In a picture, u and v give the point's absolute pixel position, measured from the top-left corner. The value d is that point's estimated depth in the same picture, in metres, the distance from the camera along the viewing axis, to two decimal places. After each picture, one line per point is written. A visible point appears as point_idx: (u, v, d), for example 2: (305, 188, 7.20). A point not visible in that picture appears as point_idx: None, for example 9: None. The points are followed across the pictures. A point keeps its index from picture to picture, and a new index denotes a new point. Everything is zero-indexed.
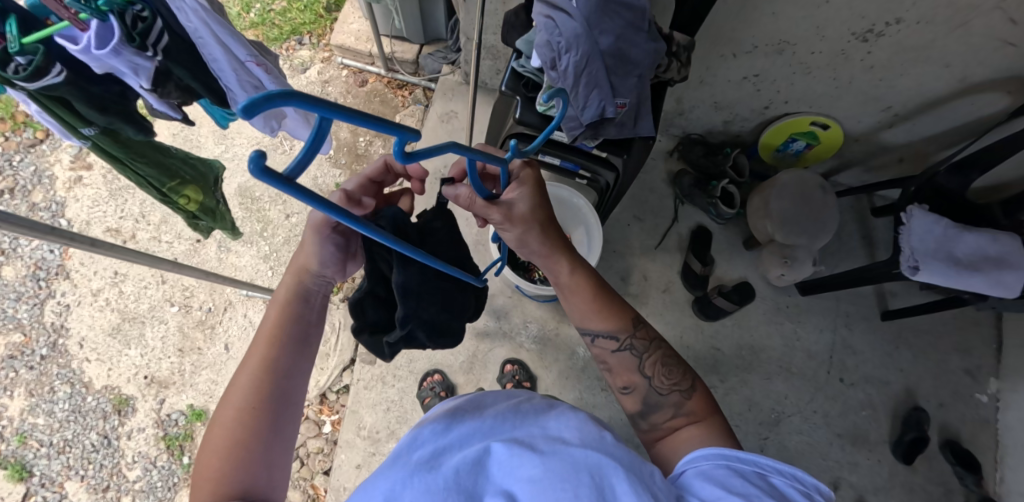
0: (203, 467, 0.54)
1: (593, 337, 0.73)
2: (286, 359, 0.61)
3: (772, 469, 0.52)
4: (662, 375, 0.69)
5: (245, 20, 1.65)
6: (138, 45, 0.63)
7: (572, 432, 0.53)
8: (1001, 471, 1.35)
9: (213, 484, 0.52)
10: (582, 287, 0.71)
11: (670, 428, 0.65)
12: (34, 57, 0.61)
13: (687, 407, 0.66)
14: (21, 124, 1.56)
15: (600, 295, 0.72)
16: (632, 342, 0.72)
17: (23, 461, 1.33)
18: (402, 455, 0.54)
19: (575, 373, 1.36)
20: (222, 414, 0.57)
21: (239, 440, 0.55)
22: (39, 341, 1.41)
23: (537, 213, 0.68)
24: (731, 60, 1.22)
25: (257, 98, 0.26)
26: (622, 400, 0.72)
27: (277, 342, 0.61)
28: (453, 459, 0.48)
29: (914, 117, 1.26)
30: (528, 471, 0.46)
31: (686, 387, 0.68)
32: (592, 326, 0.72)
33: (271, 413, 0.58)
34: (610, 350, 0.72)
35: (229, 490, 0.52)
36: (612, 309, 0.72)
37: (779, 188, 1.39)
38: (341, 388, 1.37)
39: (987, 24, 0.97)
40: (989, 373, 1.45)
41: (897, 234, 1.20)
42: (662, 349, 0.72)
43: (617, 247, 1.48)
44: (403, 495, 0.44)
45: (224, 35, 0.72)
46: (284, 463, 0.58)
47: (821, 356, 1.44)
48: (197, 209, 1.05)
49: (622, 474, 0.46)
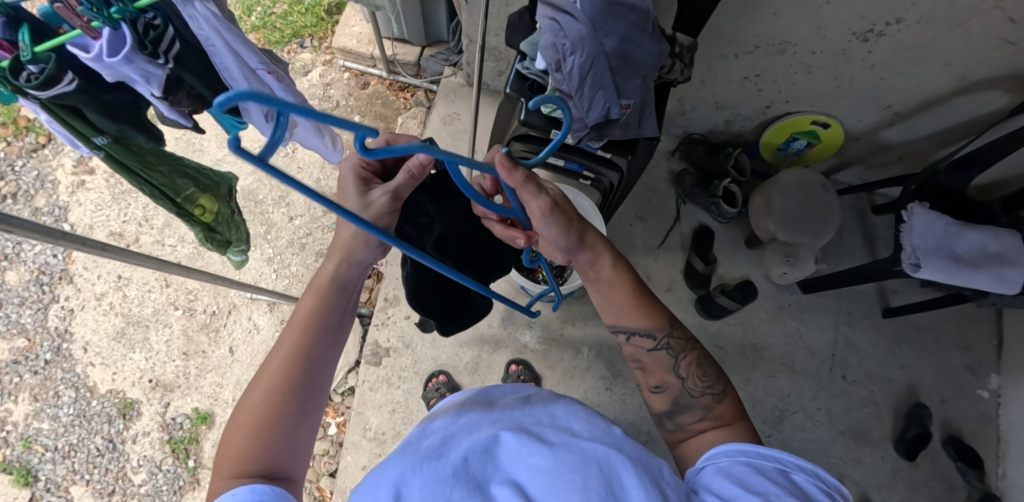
0: (228, 443, 0.53)
1: (627, 335, 0.70)
2: (318, 342, 0.60)
3: (794, 465, 0.51)
4: (696, 377, 0.67)
5: (247, 23, 1.65)
6: (149, 53, 0.64)
7: (580, 423, 0.53)
8: (1003, 466, 1.36)
9: (236, 461, 0.51)
10: (619, 279, 0.69)
11: (697, 430, 0.63)
12: (46, 65, 0.60)
13: (716, 411, 0.64)
14: (23, 129, 1.56)
15: (638, 286, 0.70)
16: (669, 341, 0.68)
17: (28, 466, 1.33)
18: (412, 442, 0.53)
19: (580, 372, 1.37)
20: (252, 393, 0.56)
21: (265, 422, 0.54)
22: (43, 345, 1.41)
23: (567, 206, 0.64)
24: (732, 60, 1.22)
25: (227, 95, 0.30)
26: (650, 399, 0.70)
27: (312, 324, 0.60)
28: (463, 446, 0.48)
29: (914, 115, 1.27)
30: (537, 461, 0.46)
31: (718, 390, 0.66)
32: (630, 323, 0.69)
33: (299, 398, 0.56)
34: (646, 349, 0.69)
35: (252, 469, 0.51)
36: (650, 300, 0.70)
37: (781, 187, 1.40)
38: (345, 390, 1.38)
39: (986, 23, 0.98)
40: (990, 369, 1.46)
41: (899, 232, 1.20)
42: (697, 350, 0.69)
43: (620, 247, 1.48)
44: (412, 482, 0.43)
45: (236, 43, 0.72)
46: (306, 447, 0.57)
47: (824, 354, 1.45)
48: (213, 220, 1.05)
49: (630, 467, 0.46)
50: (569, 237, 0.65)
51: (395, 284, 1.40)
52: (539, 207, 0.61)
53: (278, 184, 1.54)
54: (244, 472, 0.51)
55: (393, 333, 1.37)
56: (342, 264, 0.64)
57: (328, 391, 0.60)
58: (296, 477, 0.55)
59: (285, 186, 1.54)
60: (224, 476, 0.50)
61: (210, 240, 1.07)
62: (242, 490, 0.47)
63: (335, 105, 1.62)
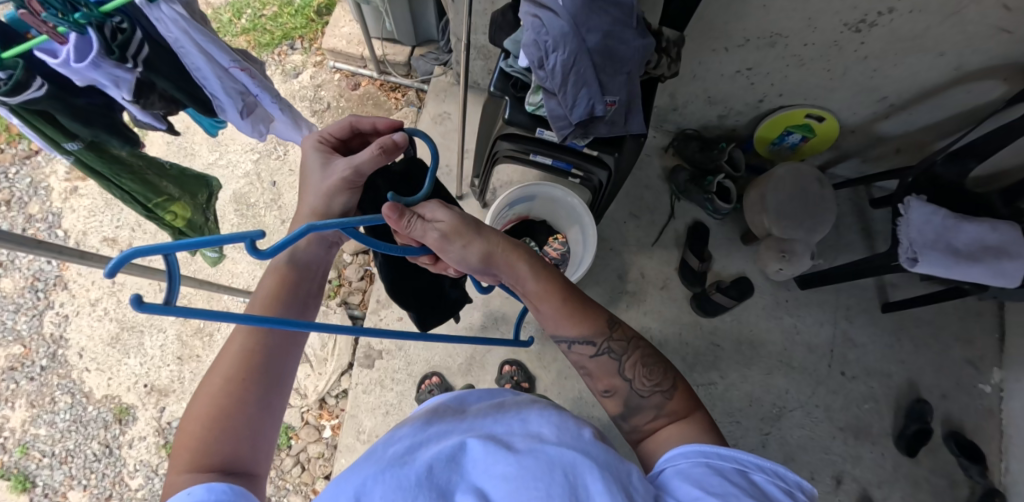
0: (185, 437, 0.50)
1: (566, 344, 0.66)
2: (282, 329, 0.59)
3: (753, 465, 0.50)
4: (643, 376, 0.64)
5: (236, 26, 1.65)
6: (117, 57, 0.65)
7: (551, 428, 0.52)
8: (1006, 462, 1.34)
9: (192, 455, 0.49)
10: (548, 292, 0.64)
11: (651, 431, 0.61)
12: (14, 71, 0.61)
13: (668, 408, 0.61)
14: (16, 136, 1.57)
15: (568, 296, 0.65)
16: (610, 345, 0.65)
17: (26, 472, 1.33)
18: (381, 447, 0.52)
19: (574, 372, 1.36)
20: (208, 383, 0.54)
21: (226, 409, 0.52)
22: (39, 352, 1.42)
23: (458, 232, 0.62)
24: (723, 54, 1.21)
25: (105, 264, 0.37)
26: (605, 403, 0.68)
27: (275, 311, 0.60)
28: (429, 454, 0.48)
29: (910, 107, 1.26)
30: (502, 468, 0.45)
31: (668, 387, 0.63)
32: (564, 333, 0.66)
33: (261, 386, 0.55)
34: (588, 356, 0.66)
35: (211, 464, 0.49)
36: (581, 308, 0.65)
37: (774, 182, 1.38)
38: (339, 392, 1.37)
39: (980, 11, 0.96)
40: (992, 362, 1.44)
41: (896, 226, 1.19)
42: (641, 348, 0.66)
43: (613, 245, 1.47)
44: (372, 490, 0.43)
45: (206, 43, 0.72)
46: (269, 440, 0.55)
47: (822, 349, 1.43)
48: (184, 226, 1.04)
49: (597, 473, 0.45)
50: (471, 262, 0.64)
51: None
52: (431, 240, 0.62)
53: (271, 187, 1.54)
54: (201, 463, 0.48)
55: (386, 335, 1.36)
56: (301, 242, 0.66)
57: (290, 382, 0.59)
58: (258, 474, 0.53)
59: (277, 189, 1.54)
60: (179, 470, 0.48)
61: None
62: (198, 488, 0.45)
63: (326, 107, 1.61)
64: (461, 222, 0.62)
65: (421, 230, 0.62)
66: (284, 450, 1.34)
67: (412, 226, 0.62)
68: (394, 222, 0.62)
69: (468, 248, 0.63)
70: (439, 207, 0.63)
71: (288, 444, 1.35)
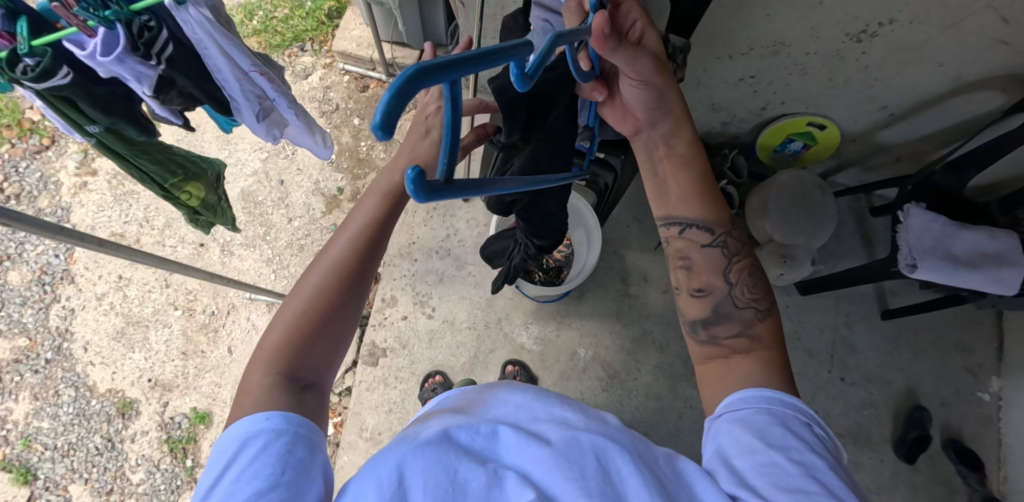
0: (259, 347, 0.54)
1: (683, 226, 0.69)
2: (363, 252, 0.59)
3: (811, 416, 0.55)
4: (745, 287, 0.67)
5: (248, 27, 1.69)
6: (141, 54, 0.67)
7: (575, 415, 0.54)
8: (1004, 470, 1.35)
9: (280, 354, 0.53)
10: (697, 163, 0.68)
11: (729, 347, 0.63)
12: (43, 58, 0.64)
13: (756, 329, 0.64)
14: (27, 131, 1.60)
15: (708, 178, 0.68)
16: (726, 240, 0.68)
17: (27, 465, 1.34)
18: (411, 430, 0.53)
19: (576, 373, 1.37)
20: (308, 276, 0.58)
21: (315, 313, 0.56)
22: (44, 345, 1.43)
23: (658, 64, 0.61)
24: (727, 61, 1.22)
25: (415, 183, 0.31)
26: (687, 301, 0.69)
27: (364, 233, 0.60)
28: (462, 429, 0.49)
29: (910, 116, 1.28)
30: (534, 452, 0.47)
31: (763, 307, 0.66)
32: (689, 214, 0.68)
33: (345, 299, 0.58)
34: (700, 245, 0.68)
35: (290, 365, 0.54)
36: (713, 197, 0.68)
37: (777, 189, 1.40)
38: (343, 390, 1.40)
39: (979, 23, 0.97)
40: (991, 371, 1.44)
41: (895, 232, 1.20)
42: (751, 261, 0.69)
43: (617, 248, 1.48)
44: (414, 463, 0.44)
45: (229, 48, 0.75)
46: (341, 350, 0.59)
47: (822, 355, 1.45)
48: (199, 205, 1.09)
49: (627, 458, 0.47)
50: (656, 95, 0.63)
51: (392, 285, 1.42)
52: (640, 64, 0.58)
53: (278, 186, 1.56)
54: (283, 364, 0.53)
55: (390, 334, 1.38)
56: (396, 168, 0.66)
57: (366, 304, 0.60)
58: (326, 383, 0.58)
59: (284, 188, 1.56)
60: (263, 365, 0.53)
61: (195, 221, 1.13)
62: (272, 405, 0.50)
63: (335, 108, 1.64)
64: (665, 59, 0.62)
65: (627, 54, 0.56)
66: None
67: (618, 48, 0.55)
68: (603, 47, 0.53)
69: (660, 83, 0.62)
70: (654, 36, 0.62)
71: None
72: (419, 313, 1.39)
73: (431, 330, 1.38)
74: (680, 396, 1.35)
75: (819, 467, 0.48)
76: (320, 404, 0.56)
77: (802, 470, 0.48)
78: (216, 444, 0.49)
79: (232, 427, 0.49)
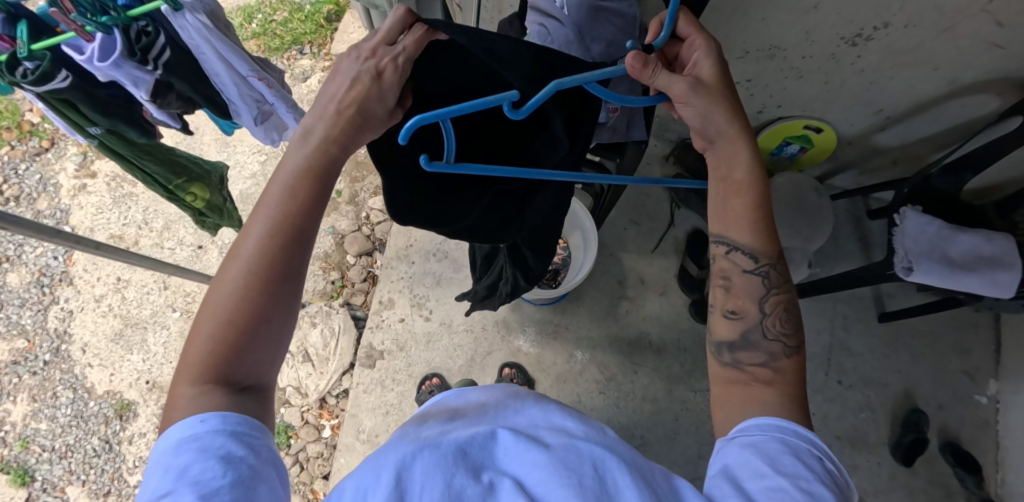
0: (188, 346, 0.51)
1: (727, 247, 0.65)
2: (279, 245, 0.51)
3: (824, 451, 0.53)
4: (777, 319, 0.64)
5: (247, 30, 1.70)
6: (139, 59, 0.67)
7: (573, 422, 0.54)
8: (1002, 473, 1.34)
9: (204, 363, 0.49)
10: (744, 190, 0.62)
11: (751, 374, 0.61)
12: (42, 62, 0.64)
13: (781, 363, 0.61)
14: (27, 133, 1.60)
15: (762, 206, 0.63)
16: (769, 271, 0.64)
17: (26, 466, 1.34)
18: (411, 430, 0.53)
19: (574, 376, 1.37)
20: (222, 276, 0.51)
21: (234, 318, 0.50)
22: (43, 346, 1.43)
23: (707, 90, 0.59)
24: (723, 65, 1.22)
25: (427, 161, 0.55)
26: (716, 320, 0.66)
27: (290, 219, 0.52)
28: (463, 436, 0.49)
29: (906, 119, 1.28)
30: (533, 457, 0.47)
31: (792, 344, 0.63)
32: (733, 237, 0.64)
33: (268, 300, 0.51)
34: (741, 269, 0.65)
35: (217, 374, 0.50)
36: (766, 226, 0.63)
37: (773, 191, 1.40)
38: (340, 392, 1.40)
39: (973, 27, 0.98)
40: (988, 374, 1.44)
41: (891, 235, 1.22)
42: (789, 295, 0.65)
43: (614, 251, 1.49)
44: (413, 464, 0.44)
45: (227, 53, 0.74)
46: (279, 347, 0.54)
47: (819, 358, 1.45)
48: (205, 207, 1.09)
49: (625, 469, 0.47)
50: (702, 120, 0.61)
51: (389, 287, 1.42)
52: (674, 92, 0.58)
53: None
54: (210, 375, 0.49)
55: (387, 335, 1.38)
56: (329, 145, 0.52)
57: (296, 296, 0.53)
58: (270, 380, 0.54)
59: None
60: (188, 379, 0.49)
61: (202, 222, 1.13)
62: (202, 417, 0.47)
63: None
64: (719, 85, 0.60)
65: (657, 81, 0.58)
66: (284, 449, 1.38)
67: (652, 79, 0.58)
68: (636, 75, 0.56)
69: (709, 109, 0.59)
70: (712, 61, 0.60)
71: (288, 443, 1.39)
72: (416, 315, 1.39)
73: (429, 332, 1.38)
74: (677, 399, 1.35)
75: (828, 499, 0.47)
76: (266, 398, 0.54)
77: (809, 499, 0.47)
78: (158, 443, 0.48)
79: (170, 429, 0.48)
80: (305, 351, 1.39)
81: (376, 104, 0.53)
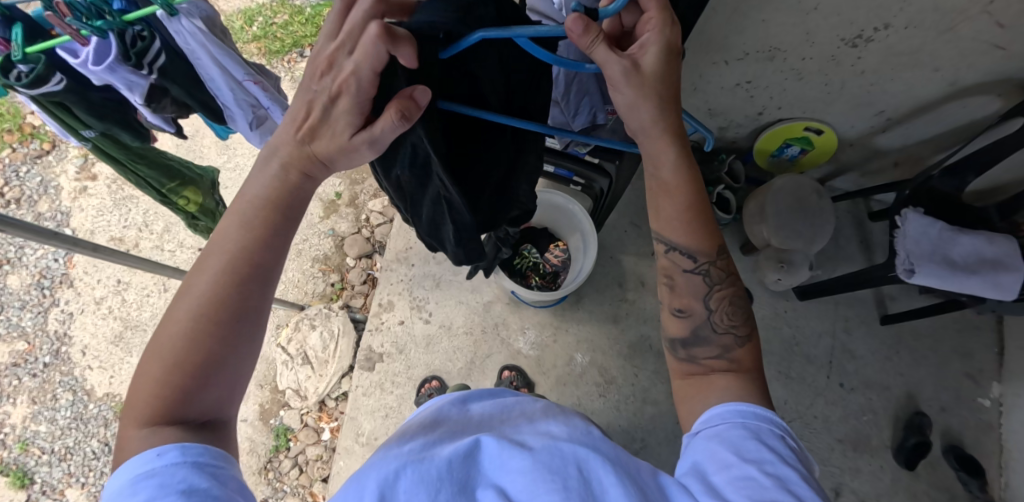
0: (138, 387, 0.49)
1: (666, 246, 0.65)
2: (236, 279, 0.52)
3: (785, 429, 0.54)
4: (725, 313, 0.65)
5: (248, 33, 1.70)
6: (133, 63, 0.68)
7: (559, 427, 0.54)
8: (1006, 477, 1.33)
9: (156, 405, 0.48)
10: (678, 189, 0.61)
11: (708, 366, 0.62)
12: (36, 65, 0.65)
13: (735, 354, 0.63)
14: (28, 135, 1.61)
15: (694, 202, 0.62)
16: (710, 269, 0.64)
17: (24, 468, 1.34)
18: (392, 448, 0.53)
19: (573, 378, 1.36)
20: (174, 315, 0.51)
21: (187, 356, 0.49)
22: (43, 349, 1.43)
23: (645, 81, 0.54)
24: (723, 67, 1.21)
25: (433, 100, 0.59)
26: (668, 319, 0.67)
27: (247, 248, 0.52)
28: (447, 450, 0.49)
29: (907, 121, 1.28)
30: (518, 463, 0.47)
31: (743, 333, 0.64)
32: (672, 237, 0.64)
33: (226, 335, 0.51)
34: (681, 269, 0.65)
35: (172, 414, 0.48)
36: (701, 222, 0.63)
37: (775, 193, 1.39)
38: (339, 394, 1.40)
39: (974, 28, 0.97)
40: (991, 376, 1.43)
41: (894, 238, 1.20)
42: (735, 287, 0.66)
43: (614, 253, 1.48)
44: (398, 483, 0.44)
45: (221, 56, 0.74)
46: (240, 381, 0.53)
47: (820, 361, 1.44)
48: (197, 210, 1.10)
49: (608, 468, 0.47)
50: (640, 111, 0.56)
51: (389, 289, 1.42)
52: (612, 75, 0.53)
53: None
54: (164, 416, 0.48)
55: (387, 338, 1.38)
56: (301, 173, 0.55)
57: (257, 328, 0.53)
58: (232, 415, 0.53)
59: None
60: (140, 422, 0.47)
61: (193, 225, 1.13)
62: (156, 454, 0.45)
63: None
64: (657, 78, 0.54)
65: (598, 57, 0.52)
66: (284, 451, 1.38)
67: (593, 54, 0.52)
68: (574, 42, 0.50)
69: (643, 103, 0.55)
70: (658, 49, 0.53)
71: (287, 446, 1.39)
72: (415, 317, 1.39)
73: (428, 334, 1.38)
74: None
75: (794, 479, 0.48)
76: (226, 435, 0.52)
77: (776, 483, 0.47)
78: (108, 485, 0.46)
79: (121, 470, 0.46)
80: (304, 353, 1.39)
81: (340, 122, 0.53)
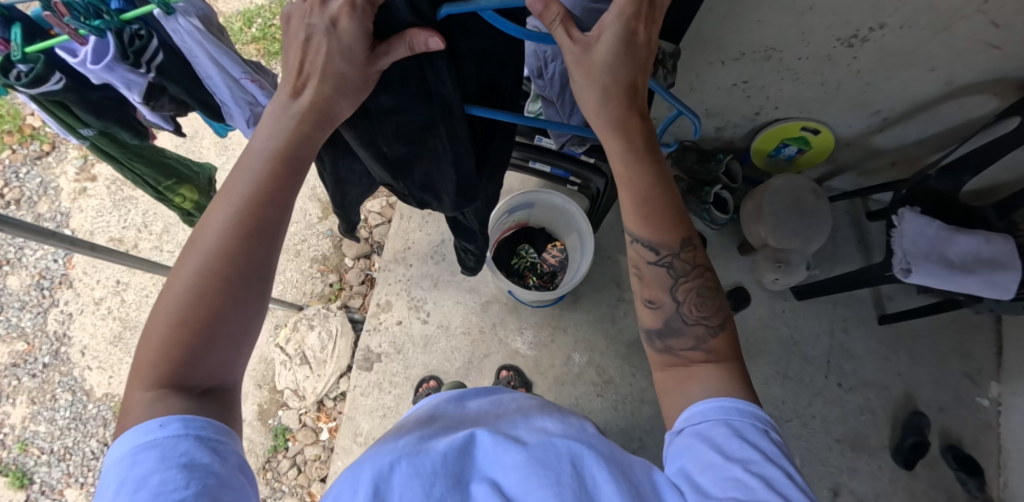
0: (143, 349, 0.49)
1: (631, 237, 0.63)
2: (242, 239, 0.51)
3: (769, 424, 0.54)
4: (693, 304, 0.64)
5: (247, 35, 1.71)
6: (131, 62, 0.68)
7: (554, 423, 0.54)
8: (1004, 476, 1.33)
9: (161, 368, 0.48)
10: (632, 182, 0.59)
11: (685, 359, 0.61)
12: (36, 65, 0.66)
13: (709, 345, 0.61)
14: (28, 137, 1.61)
15: (649, 201, 0.60)
16: (672, 261, 0.63)
17: (24, 468, 1.35)
18: (388, 441, 0.53)
19: (571, 378, 1.36)
20: (179, 275, 0.51)
21: (193, 317, 0.49)
22: (43, 349, 1.44)
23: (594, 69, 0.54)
24: (720, 67, 1.21)
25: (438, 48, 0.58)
26: (641, 310, 0.67)
27: (256, 205, 0.52)
28: (442, 443, 0.49)
29: (903, 121, 1.28)
30: (512, 459, 0.47)
31: (715, 324, 0.63)
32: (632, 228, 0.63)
33: (232, 298, 0.51)
34: (645, 261, 0.64)
35: (176, 377, 0.48)
36: (660, 221, 0.61)
37: (773, 193, 1.39)
38: (338, 394, 1.40)
39: (969, 28, 0.98)
40: (990, 376, 1.43)
41: (889, 237, 1.20)
42: (704, 278, 0.64)
43: (611, 253, 1.48)
44: (393, 475, 0.44)
45: (218, 55, 0.74)
46: (247, 346, 0.53)
47: (818, 361, 1.44)
48: (192, 208, 1.10)
49: (602, 464, 0.47)
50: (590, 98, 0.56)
51: (388, 289, 1.43)
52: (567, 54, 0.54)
53: None
54: (169, 378, 0.48)
55: (385, 338, 1.38)
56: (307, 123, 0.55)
57: (262, 293, 0.53)
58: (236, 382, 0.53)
59: None
60: (146, 385, 0.47)
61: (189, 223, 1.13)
62: (161, 423, 0.46)
63: None
64: (606, 66, 0.54)
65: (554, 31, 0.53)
66: (282, 451, 1.38)
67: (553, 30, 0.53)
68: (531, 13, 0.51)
69: (593, 88, 0.55)
70: (613, 36, 0.52)
71: (286, 446, 1.39)
72: (414, 318, 1.39)
73: (426, 334, 1.38)
74: None
75: (781, 479, 0.48)
76: (231, 403, 0.52)
77: (764, 483, 0.47)
78: (109, 453, 0.46)
79: (122, 438, 0.46)
80: (303, 353, 1.39)
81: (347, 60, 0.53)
